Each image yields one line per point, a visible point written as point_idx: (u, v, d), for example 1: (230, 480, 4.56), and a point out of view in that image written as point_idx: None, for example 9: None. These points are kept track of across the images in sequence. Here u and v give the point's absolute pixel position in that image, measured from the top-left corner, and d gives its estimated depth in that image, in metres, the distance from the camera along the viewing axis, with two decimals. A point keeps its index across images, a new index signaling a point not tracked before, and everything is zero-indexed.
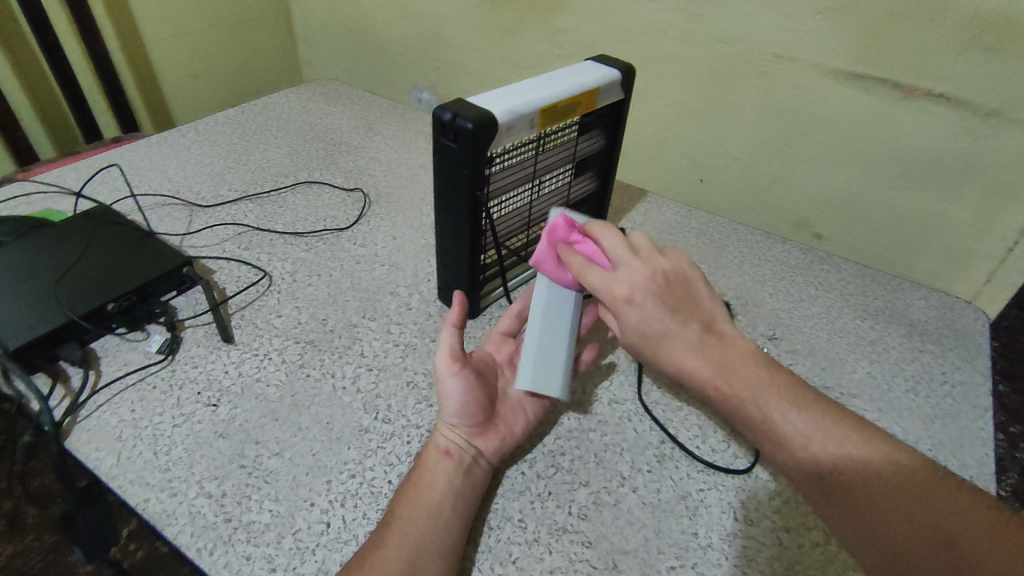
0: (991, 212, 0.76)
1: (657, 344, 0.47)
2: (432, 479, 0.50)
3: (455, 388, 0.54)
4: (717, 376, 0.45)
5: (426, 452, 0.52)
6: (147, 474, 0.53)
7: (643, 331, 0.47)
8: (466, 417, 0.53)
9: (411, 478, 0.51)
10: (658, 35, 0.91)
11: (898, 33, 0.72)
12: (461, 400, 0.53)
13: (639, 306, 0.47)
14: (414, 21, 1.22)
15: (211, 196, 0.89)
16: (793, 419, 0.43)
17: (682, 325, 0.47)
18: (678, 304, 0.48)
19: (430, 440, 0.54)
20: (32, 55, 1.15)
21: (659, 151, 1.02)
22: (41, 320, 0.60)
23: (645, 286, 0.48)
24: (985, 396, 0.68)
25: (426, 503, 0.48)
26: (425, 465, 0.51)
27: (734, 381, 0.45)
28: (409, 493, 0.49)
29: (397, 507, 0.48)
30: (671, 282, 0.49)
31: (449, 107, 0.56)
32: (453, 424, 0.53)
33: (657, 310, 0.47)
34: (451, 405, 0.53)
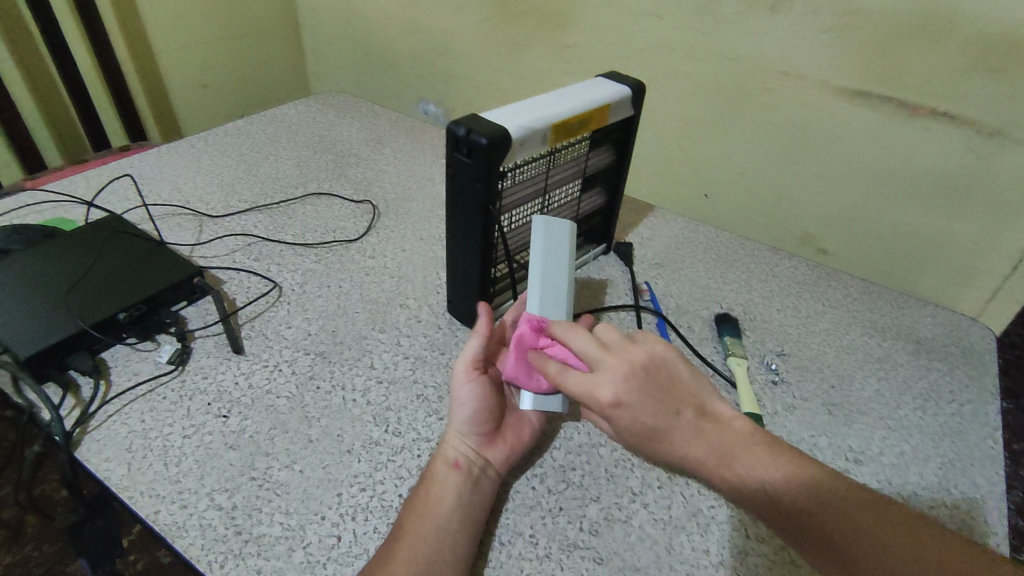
0: (997, 230, 0.76)
1: (660, 443, 0.48)
2: (442, 491, 0.50)
3: (466, 397, 0.54)
4: (718, 461, 0.47)
5: (433, 463, 0.52)
6: (157, 486, 0.53)
7: (639, 427, 0.48)
8: (475, 427, 0.54)
9: (420, 489, 0.51)
10: (665, 51, 0.92)
11: (905, 53, 0.73)
12: (474, 408, 0.54)
13: (630, 406, 0.48)
14: (422, 35, 1.23)
15: (221, 206, 0.90)
16: (796, 494, 0.43)
17: (672, 416, 0.48)
18: (666, 397, 0.48)
19: (437, 451, 0.54)
20: (43, 64, 1.16)
21: (666, 166, 1.02)
22: (53, 329, 0.60)
23: (626, 383, 0.48)
24: (993, 414, 0.68)
25: (436, 514, 0.48)
26: (433, 476, 0.51)
27: (738, 464, 0.46)
28: (418, 505, 0.49)
29: (406, 520, 0.48)
30: (652, 371, 0.49)
31: (463, 123, 0.57)
32: (463, 434, 0.54)
33: (650, 408, 0.48)
34: (462, 413, 0.54)
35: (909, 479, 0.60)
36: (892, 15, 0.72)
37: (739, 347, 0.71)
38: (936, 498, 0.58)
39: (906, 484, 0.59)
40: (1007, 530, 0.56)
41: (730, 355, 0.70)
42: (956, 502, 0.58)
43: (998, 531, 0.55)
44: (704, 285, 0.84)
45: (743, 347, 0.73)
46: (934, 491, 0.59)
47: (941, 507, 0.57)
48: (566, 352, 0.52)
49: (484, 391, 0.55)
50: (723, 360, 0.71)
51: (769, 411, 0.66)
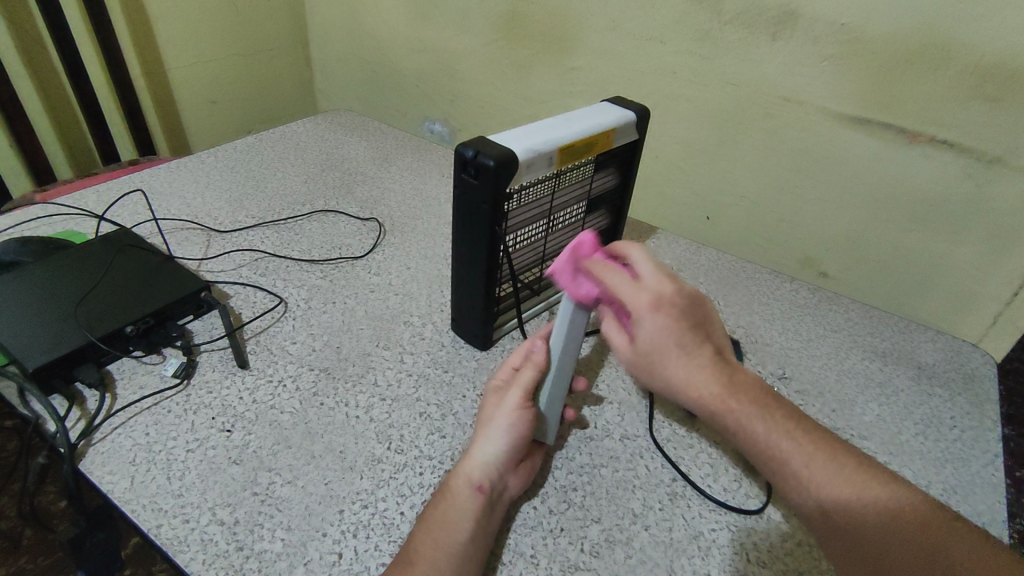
0: (996, 257, 0.77)
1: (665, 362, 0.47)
2: (460, 517, 0.49)
3: (505, 424, 0.55)
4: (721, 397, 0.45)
5: (456, 482, 0.52)
6: (160, 499, 0.53)
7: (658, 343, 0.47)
8: (505, 455, 0.53)
9: (439, 506, 0.50)
10: (668, 76, 0.93)
11: (903, 82, 0.75)
12: (510, 435, 0.54)
13: (658, 322, 0.47)
14: (429, 56, 1.25)
15: (229, 221, 0.91)
16: (792, 444, 0.43)
17: (695, 345, 0.47)
18: (696, 331, 0.48)
19: (461, 470, 0.53)
20: (57, 78, 1.18)
21: (668, 189, 1.04)
22: (61, 341, 0.61)
23: (671, 300, 0.48)
24: (995, 441, 0.68)
25: (453, 538, 0.48)
26: (456, 495, 0.51)
27: (740, 404, 0.45)
28: (436, 525, 0.49)
29: (418, 542, 0.48)
30: (693, 303, 0.50)
31: (471, 145, 0.58)
32: (492, 457, 0.53)
33: (674, 341, 0.47)
34: (497, 438, 0.54)
35: None
36: (891, 44, 0.74)
37: None
38: None
39: None
40: None
41: None
42: None
43: None
44: None
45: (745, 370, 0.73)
46: None
47: None
48: (616, 283, 0.53)
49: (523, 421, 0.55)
50: None
51: None
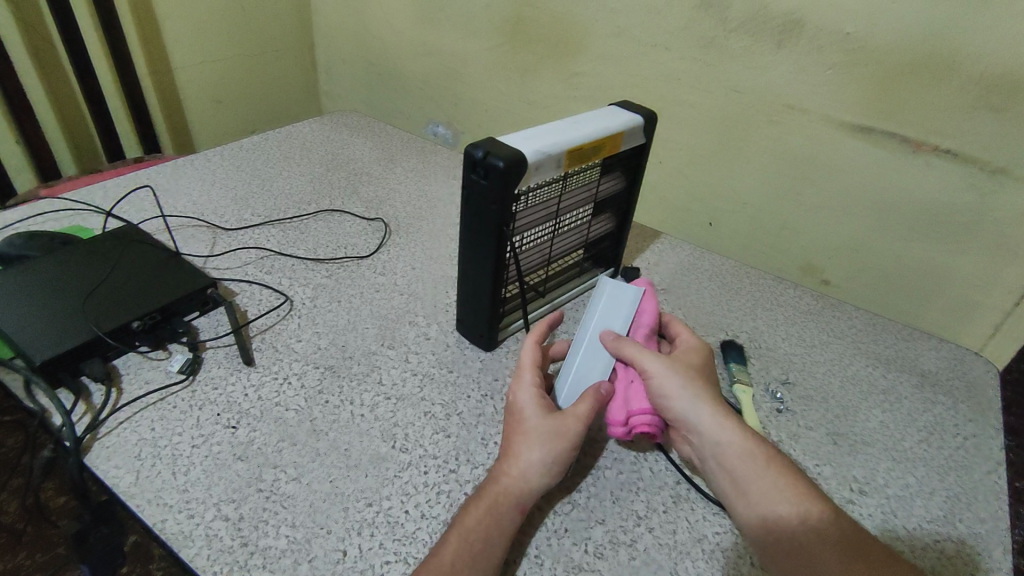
0: (999, 267, 0.77)
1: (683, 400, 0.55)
2: (499, 535, 0.49)
3: (560, 446, 0.52)
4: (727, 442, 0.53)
5: (501, 501, 0.50)
6: (165, 494, 0.54)
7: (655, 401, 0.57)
8: (552, 477, 0.52)
9: (480, 520, 0.49)
10: (673, 82, 0.94)
11: (907, 91, 0.75)
12: (562, 457, 0.52)
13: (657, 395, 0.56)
14: (435, 59, 1.26)
15: (235, 219, 0.91)
16: (770, 485, 0.51)
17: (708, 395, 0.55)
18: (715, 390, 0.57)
19: (509, 485, 0.51)
20: (63, 75, 1.18)
21: (672, 194, 1.04)
22: (68, 335, 0.61)
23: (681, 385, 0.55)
24: (997, 450, 0.68)
25: (488, 558, 0.47)
26: (501, 515, 0.50)
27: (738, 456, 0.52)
28: (476, 544, 0.48)
29: (453, 556, 0.47)
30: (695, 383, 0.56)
31: (480, 145, 0.58)
32: (541, 480, 0.51)
33: (696, 387, 0.55)
34: (549, 459, 0.52)
35: (913, 511, 0.60)
36: (895, 53, 0.74)
37: (745, 374, 0.71)
38: (941, 532, 0.58)
39: (912, 517, 0.59)
40: (1011, 565, 0.56)
41: (736, 382, 0.70)
42: (962, 536, 0.58)
43: (1001, 566, 0.55)
44: (710, 312, 0.84)
45: (749, 374, 0.73)
46: (939, 525, 0.59)
47: (946, 541, 0.57)
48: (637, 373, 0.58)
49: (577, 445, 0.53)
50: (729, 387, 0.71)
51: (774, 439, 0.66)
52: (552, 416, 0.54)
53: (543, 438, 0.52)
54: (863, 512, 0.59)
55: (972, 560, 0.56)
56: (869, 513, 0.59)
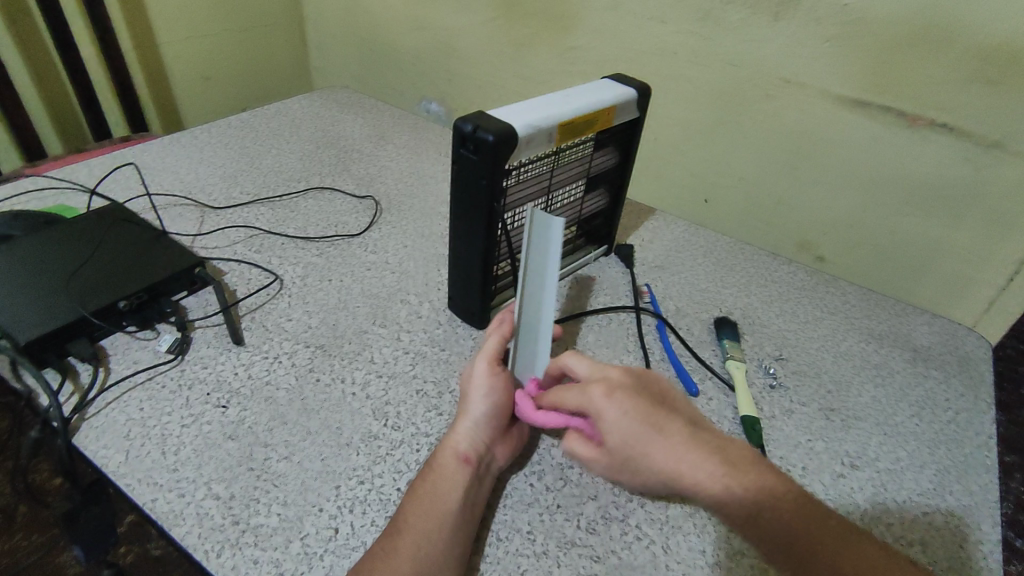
0: (994, 242, 0.77)
1: (647, 454, 0.43)
2: (449, 485, 0.49)
3: (484, 389, 0.55)
4: (719, 477, 0.41)
5: (442, 453, 0.52)
6: (155, 474, 0.53)
7: (627, 440, 0.44)
8: (488, 424, 0.54)
9: (428, 477, 0.50)
10: (667, 56, 0.92)
11: (907, 64, 0.74)
12: (488, 403, 0.54)
13: (621, 409, 0.45)
14: (426, 33, 1.23)
15: (223, 198, 0.90)
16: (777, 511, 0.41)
17: (665, 420, 0.44)
18: (656, 399, 0.46)
19: (447, 440, 0.53)
20: (46, 53, 1.15)
21: (666, 170, 1.03)
22: (53, 316, 0.60)
23: (623, 385, 0.46)
24: (988, 423, 0.68)
25: (446, 510, 0.48)
26: (444, 467, 0.51)
27: (732, 480, 0.41)
28: (427, 498, 0.49)
29: (410, 513, 0.48)
30: (644, 382, 0.48)
31: (470, 119, 0.57)
32: (476, 427, 0.53)
33: (646, 404, 0.45)
34: (479, 407, 0.54)
35: (905, 485, 0.60)
36: (893, 25, 0.73)
37: (738, 351, 0.71)
38: (931, 504, 0.59)
39: (902, 490, 0.60)
40: (999, 537, 0.56)
41: (729, 358, 0.70)
42: (951, 509, 0.58)
43: (990, 538, 0.56)
44: (704, 289, 0.84)
45: (742, 351, 0.73)
46: (930, 498, 0.59)
47: (936, 513, 0.58)
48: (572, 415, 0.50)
49: (502, 385, 0.56)
50: (722, 363, 0.72)
51: (766, 415, 0.66)
52: (470, 368, 0.58)
53: (485, 395, 0.55)
54: (854, 485, 0.59)
55: (962, 533, 0.56)
56: (860, 487, 0.59)
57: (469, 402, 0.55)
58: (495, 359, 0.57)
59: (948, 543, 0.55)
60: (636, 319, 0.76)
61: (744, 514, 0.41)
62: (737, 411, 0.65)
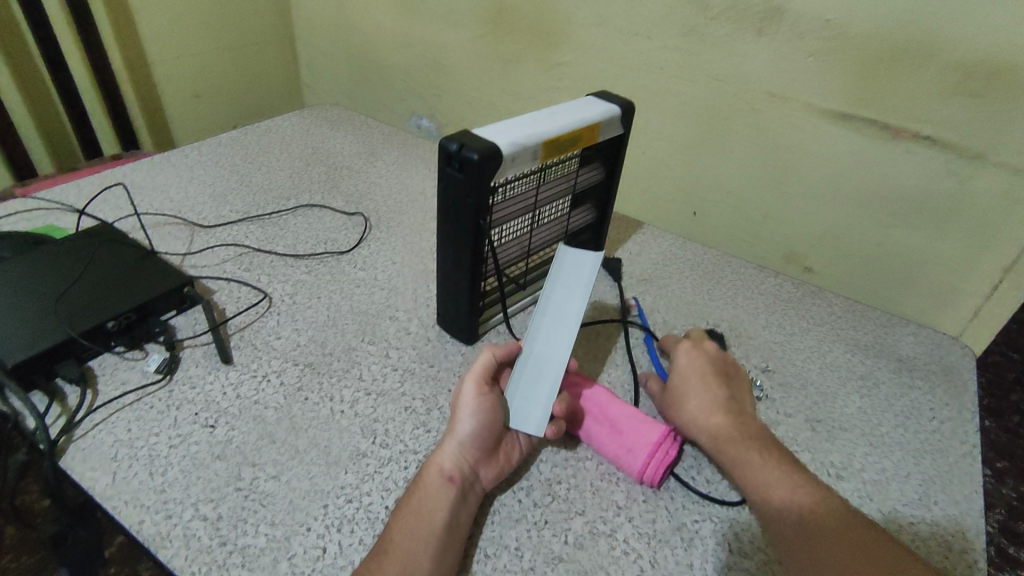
0: (976, 251, 0.78)
1: (687, 394, 0.61)
2: (434, 507, 0.49)
3: (471, 408, 0.55)
4: (723, 425, 0.58)
5: (427, 473, 0.52)
6: (142, 496, 0.53)
7: (682, 378, 0.63)
8: (473, 443, 0.54)
9: (411, 497, 0.51)
10: (653, 71, 0.94)
11: (889, 78, 0.75)
12: (472, 421, 0.54)
13: (687, 361, 0.64)
14: (415, 50, 1.25)
15: (213, 216, 0.90)
16: (773, 484, 0.53)
17: (710, 384, 0.62)
18: (721, 376, 0.63)
19: (432, 459, 0.53)
20: (37, 71, 1.15)
21: (653, 184, 1.04)
22: (40, 337, 0.60)
23: (697, 356, 0.65)
24: (972, 432, 0.69)
25: (429, 530, 0.48)
26: (429, 487, 0.51)
27: (733, 436, 0.57)
28: (412, 519, 0.49)
29: (393, 533, 0.48)
30: (719, 366, 0.64)
31: (456, 138, 0.58)
32: (461, 447, 0.53)
33: (706, 374, 0.63)
34: (465, 427, 0.54)
35: (890, 496, 0.61)
36: (875, 39, 0.74)
37: None
38: (917, 515, 0.59)
39: (887, 501, 0.60)
40: (984, 545, 0.57)
41: None
42: (937, 518, 0.59)
43: (975, 547, 0.56)
44: (691, 301, 0.85)
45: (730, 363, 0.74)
46: (915, 508, 0.60)
47: (921, 524, 0.58)
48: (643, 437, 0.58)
49: (488, 403, 0.56)
50: None
51: None
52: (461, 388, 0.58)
53: (472, 414, 0.55)
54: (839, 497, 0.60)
55: (947, 542, 0.57)
56: (846, 498, 0.60)
57: (455, 421, 0.55)
58: (484, 378, 0.57)
59: (933, 553, 0.56)
60: (625, 334, 0.76)
61: (737, 465, 0.55)
62: None
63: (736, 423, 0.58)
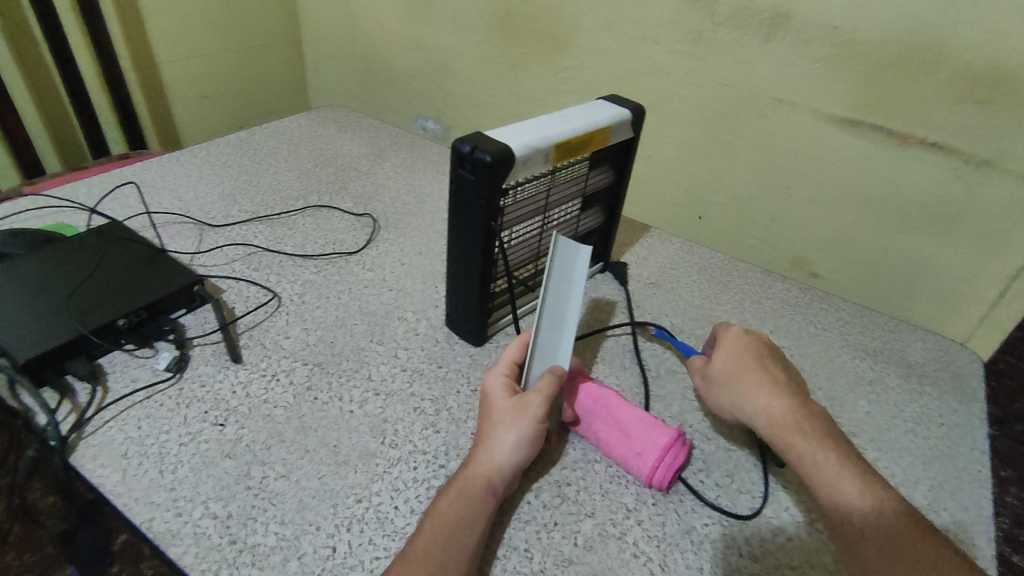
0: (983, 258, 0.78)
1: (738, 383, 0.59)
2: (474, 521, 0.49)
3: (529, 425, 0.54)
4: (780, 415, 0.56)
5: (472, 482, 0.51)
6: (153, 493, 0.53)
7: (731, 369, 0.61)
8: (520, 461, 0.53)
9: (452, 503, 0.50)
10: (661, 76, 0.94)
11: (897, 85, 0.75)
12: (523, 435, 0.53)
13: (738, 352, 0.62)
14: (423, 53, 1.25)
15: (222, 216, 0.90)
16: (836, 479, 0.50)
17: (765, 375, 0.59)
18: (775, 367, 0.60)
19: (477, 467, 0.52)
20: (47, 70, 1.16)
21: (660, 188, 1.04)
22: (51, 334, 0.60)
23: (749, 348, 0.62)
24: (981, 439, 0.69)
25: (465, 544, 0.48)
26: (472, 498, 0.50)
27: (791, 427, 0.55)
28: (452, 530, 0.48)
29: (429, 542, 0.47)
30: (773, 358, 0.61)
31: (468, 140, 0.58)
32: (510, 462, 0.52)
33: (759, 366, 0.60)
34: (517, 443, 0.53)
35: None
36: (883, 46, 0.74)
37: None
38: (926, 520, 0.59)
39: None
40: (994, 552, 0.57)
41: None
42: (946, 525, 0.59)
43: (985, 553, 0.56)
44: (699, 305, 0.85)
45: None
46: (924, 514, 0.60)
47: None
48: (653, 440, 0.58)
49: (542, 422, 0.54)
50: None
51: None
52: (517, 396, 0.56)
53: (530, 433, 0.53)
54: None
55: (956, 548, 0.57)
56: None
57: (508, 431, 0.53)
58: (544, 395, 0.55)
59: None
60: (634, 337, 0.76)
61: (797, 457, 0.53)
62: (735, 428, 0.66)
63: (798, 408, 0.56)
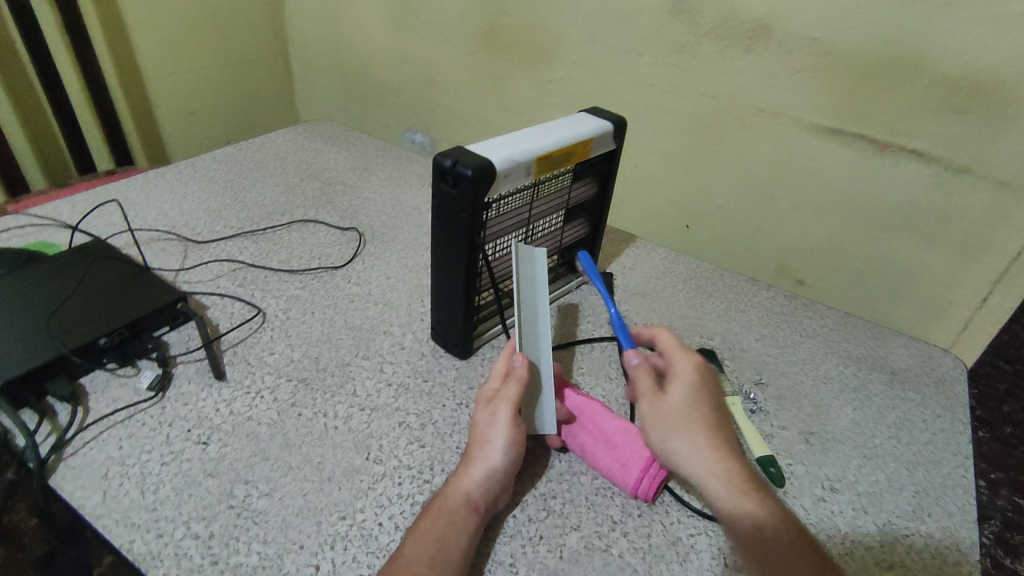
0: (964, 264, 0.79)
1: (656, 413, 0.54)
2: (458, 538, 0.49)
3: (510, 441, 0.54)
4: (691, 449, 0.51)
5: (456, 500, 0.51)
6: (133, 514, 0.53)
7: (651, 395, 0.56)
8: (503, 478, 0.53)
9: (436, 522, 0.49)
10: (645, 87, 0.95)
11: (876, 94, 0.76)
12: (505, 452, 0.54)
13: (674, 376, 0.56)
14: (409, 66, 1.26)
15: (206, 232, 0.90)
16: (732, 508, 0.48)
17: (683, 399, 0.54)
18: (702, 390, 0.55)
19: (461, 485, 0.52)
20: (31, 88, 1.16)
21: (645, 198, 1.05)
22: (31, 354, 0.60)
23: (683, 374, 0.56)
24: (965, 444, 0.69)
25: (450, 561, 0.47)
26: (456, 515, 0.50)
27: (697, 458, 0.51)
28: (437, 548, 0.48)
29: (414, 560, 0.47)
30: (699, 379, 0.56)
31: (450, 154, 0.58)
32: (492, 480, 0.52)
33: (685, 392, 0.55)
34: (500, 459, 0.53)
35: (884, 508, 0.61)
36: (861, 56, 0.75)
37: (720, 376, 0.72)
38: (911, 527, 0.59)
39: (882, 513, 0.60)
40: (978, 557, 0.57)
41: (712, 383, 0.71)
42: (931, 531, 0.59)
43: (969, 559, 0.56)
44: (685, 314, 0.85)
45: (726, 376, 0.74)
46: (909, 520, 0.60)
47: (916, 536, 0.58)
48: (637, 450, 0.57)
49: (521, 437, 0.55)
50: None
51: None
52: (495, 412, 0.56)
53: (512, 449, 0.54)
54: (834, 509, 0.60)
55: (941, 554, 0.57)
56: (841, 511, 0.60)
57: (489, 449, 0.54)
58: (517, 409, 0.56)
59: (928, 566, 0.56)
60: (620, 348, 0.76)
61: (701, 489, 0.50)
62: None
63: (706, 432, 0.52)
